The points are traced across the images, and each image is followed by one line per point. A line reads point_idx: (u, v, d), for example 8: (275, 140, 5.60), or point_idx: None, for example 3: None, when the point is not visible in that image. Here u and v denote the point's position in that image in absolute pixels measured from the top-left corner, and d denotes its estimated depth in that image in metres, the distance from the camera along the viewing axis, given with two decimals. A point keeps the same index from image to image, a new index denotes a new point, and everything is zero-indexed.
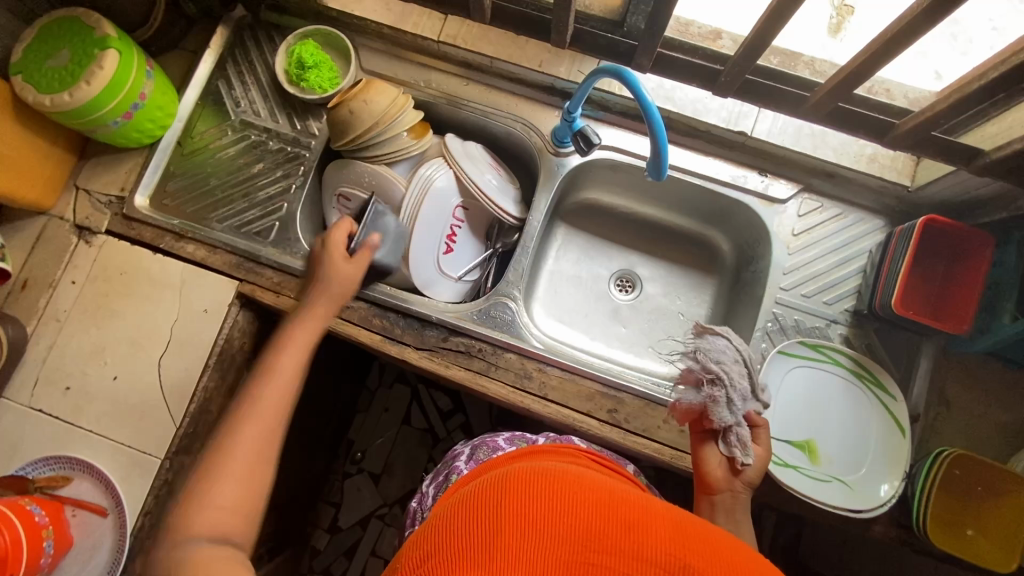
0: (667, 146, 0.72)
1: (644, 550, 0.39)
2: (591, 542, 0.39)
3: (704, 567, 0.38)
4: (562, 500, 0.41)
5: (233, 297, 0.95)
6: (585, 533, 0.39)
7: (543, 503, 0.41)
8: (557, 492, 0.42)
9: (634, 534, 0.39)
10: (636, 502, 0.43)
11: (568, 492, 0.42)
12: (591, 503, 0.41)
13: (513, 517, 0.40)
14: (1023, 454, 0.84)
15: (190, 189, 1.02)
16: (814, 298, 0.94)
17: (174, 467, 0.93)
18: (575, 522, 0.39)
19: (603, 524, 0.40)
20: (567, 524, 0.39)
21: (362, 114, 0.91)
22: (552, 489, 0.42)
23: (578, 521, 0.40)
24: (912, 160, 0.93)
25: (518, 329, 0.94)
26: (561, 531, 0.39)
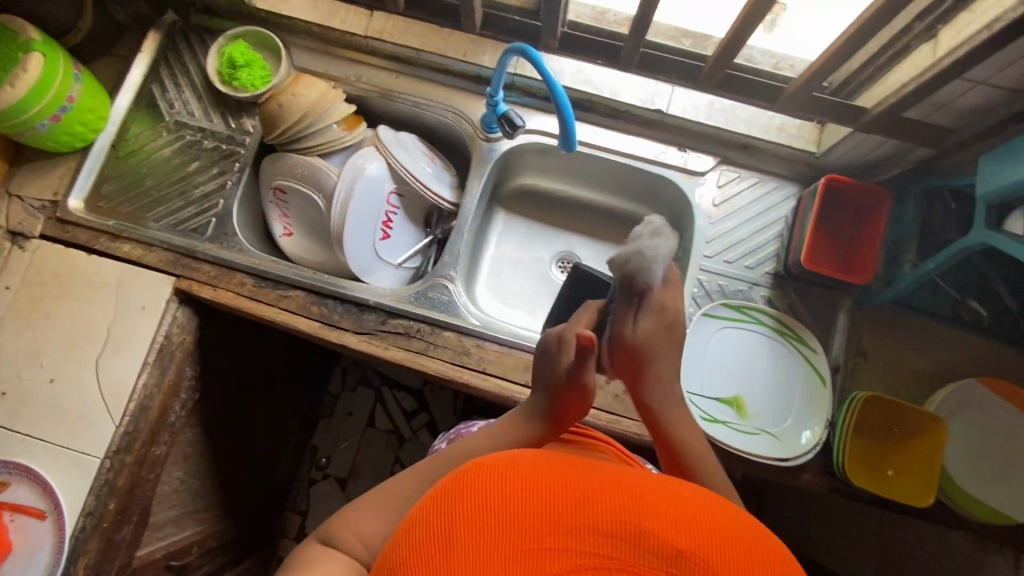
0: (573, 119, 0.76)
1: (599, 523, 0.37)
2: (544, 525, 0.37)
3: (660, 529, 0.37)
4: (514, 490, 0.40)
5: (170, 293, 0.96)
6: (539, 519, 0.37)
7: (494, 497, 0.39)
8: (507, 483, 0.40)
9: (588, 511, 0.38)
10: (592, 480, 0.42)
11: (518, 481, 0.40)
12: (543, 487, 0.40)
13: (465, 520, 0.38)
14: (934, 396, 0.89)
15: (126, 191, 1.03)
16: (736, 263, 0.98)
17: (115, 466, 0.92)
18: (529, 510, 0.38)
19: (556, 506, 0.38)
20: (520, 514, 0.38)
21: (290, 106, 0.94)
22: (502, 480, 0.40)
23: (529, 508, 0.38)
24: (816, 129, 0.99)
25: (455, 308, 0.97)
26: (514, 523, 0.37)
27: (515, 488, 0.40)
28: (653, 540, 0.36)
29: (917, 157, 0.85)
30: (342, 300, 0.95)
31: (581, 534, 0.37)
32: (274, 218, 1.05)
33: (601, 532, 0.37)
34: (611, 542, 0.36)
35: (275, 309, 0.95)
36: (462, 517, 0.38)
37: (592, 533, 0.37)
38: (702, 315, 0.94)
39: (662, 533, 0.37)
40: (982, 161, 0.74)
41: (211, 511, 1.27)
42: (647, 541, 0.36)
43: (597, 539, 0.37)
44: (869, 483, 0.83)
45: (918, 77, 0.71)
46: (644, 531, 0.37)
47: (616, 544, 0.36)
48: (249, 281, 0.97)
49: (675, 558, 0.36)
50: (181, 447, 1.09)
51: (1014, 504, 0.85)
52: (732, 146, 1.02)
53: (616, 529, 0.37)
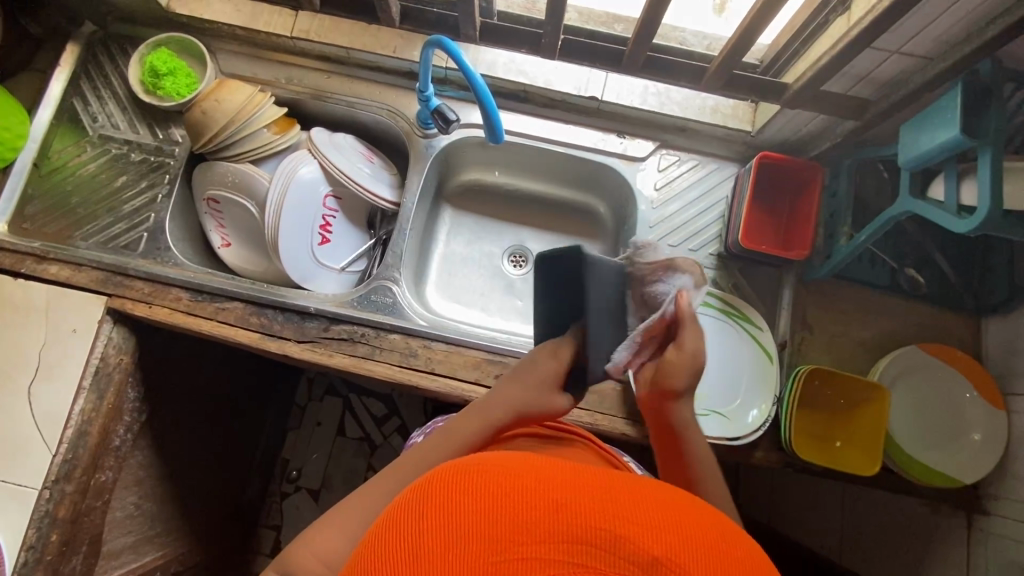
0: (496, 111, 0.78)
1: (571, 530, 0.33)
2: (514, 533, 0.33)
3: (637, 534, 0.33)
4: (482, 495, 0.35)
5: (103, 313, 0.93)
6: (508, 527, 0.33)
7: (460, 503, 0.35)
8: (475, 486, 0.36)
9: (561, 515, 0.34)
10: (569, 476, 0.37)
11: (487, 483, 0.36)
12: (515, 488, 0.35)
13: (432, 531, 0.34)
14: (878, 365, 0.91)
15: (51, 210, 0.99)
16: (680, 246, 0.98)
17: (55, 496, 0.89)
18: (498, 516, 0.34)
19: (527, 509, 0.34)
20: (489, 521, 0.34)
21: (215, 113, 0.92)
22: (472, 485, 0.36)
23: (499, 515, 0.34)
24: (751, 107, 0.99)
25: (400, 310, 0.95)
26: (483, 532, 0.33)
27: (485, 492, 0.35)
28: (630, 547, 0.33)
29: (846, 129, 0.85)
30: (282, 310, 0.93)
31: (554, 542, 0.33)
32: (210, 229, 1.02)
33: (575, 539, 0.33)
34: (585, 550, 0.33)
35: (213, 322, 0.92)
36: (427, 527, 0.34)
37: (566, 541, 0.33)
38: None
39: (639, 539, 0.33)
40: (904, 129, 0.74)
41: (175, 534, 1.24)
42: (623, 548, 0.33)
43: (571, 548, 0.33)
44: (817, 455, 0.84)
45: (832, 50, 0.71)
46: (621, 536, 0.33)
47: (592, 553, 0.32)
48: (185, 296, 0.94)
49: (652, 565, 0.32)
50: (132, 472, 1.06)
51: (958, 466, 0.86)
52: (671, 130, 1.02)
53: (591, 535, 0.33)
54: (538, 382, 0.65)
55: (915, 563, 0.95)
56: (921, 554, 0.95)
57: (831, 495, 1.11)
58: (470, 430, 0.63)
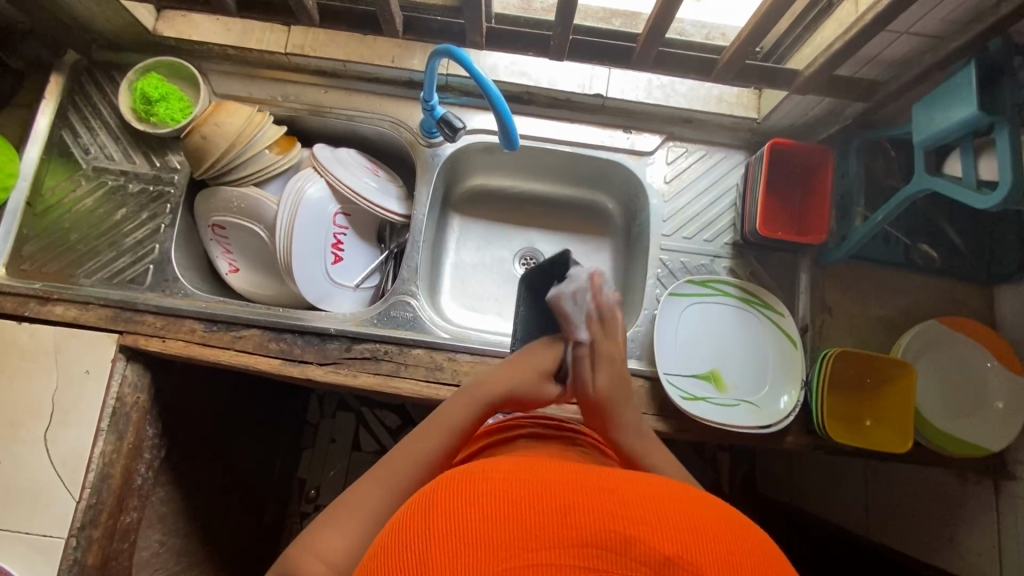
0: (511, 116, 0.76)
1: (577, 534, 0.33)
2: (524, 541, 0.33)
3: (645, 534, 0.34)
4: (489, 504, 0.35)
5: (115, 351, 0.90)
6: (516, 534, 0.33)
7: (468, 512, 0.34)
8: (482, 493, 0.35)
9: (569, 520, 0.34)
10: (575, 479, 0.37)
11: (493, 491, 0.36)
12: (522, 495, 0.35)
13: (441, 540, 0.33)
14: (900, 341, 0.92)
15: (50, 249, 0.96)
16: (695, 238, 0.99)
17: (82, 543, 0.87)
18: (507, 525, 0.33)
19: (536, 515, 0.34)
20: (498, 530, 0.33)
21: (215, 138, 0.89)
22: (478, 492, 0.36)
23: (506, 522, 0.34)
24: (755, 94, 0.99)
25: (420, 323, 0.94)
26: (492, 540, 0.33)
27: (491, 499, 0.35)
28: (638, 547, 0.33)
29: (855, 111, 0.86)
30: (301, 333, 0.91)
31: (563, 547, 0.33)
32: (217, 256, 0.99)
33: (585, 543, 0.33)
34: (595, 553, 0.33)
35: (231, 352, 0.90)
36: (436, 537, 0.34)
37: (576, 544, 0.33)
38: (668, 294, 0.93)
39: (649, 538, 0.33)
40: (917, 109, 0.75)
41: (201, 566, 1.22)
42: (633, 548, 0.33)
43: (580, 552, 0.33)
44: (849, 434, 0.85)
45: (843, 35, 0.71)
46: (632, 538, 0.33)
47: (603, 555, 0.33)
48: (198, 327, 0.91)
49: (663, 564, 0.32)
50: (155, 509, 1.04)
51: (988, 435, 0.88)
52: (676, 122, 1.02)
53: (602, 538, 0.33)
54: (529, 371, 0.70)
55: (947, 532, 0.97)
56: (952, 523, 0.97)
57: (856, 471, 1.12)
58: (460, 413, 0.64)
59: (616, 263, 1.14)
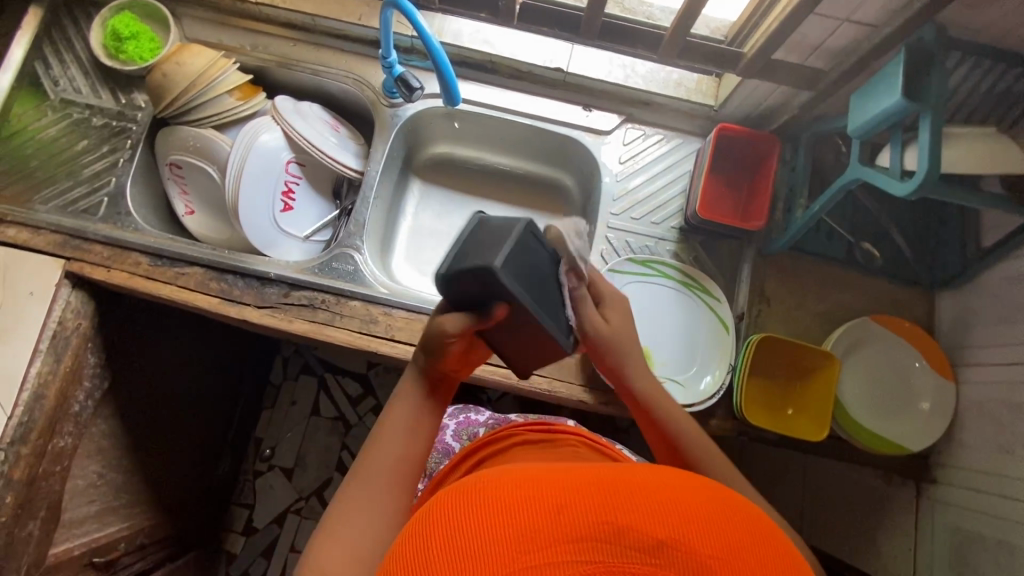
0: (453, 75, 0.77)
1: (573, 531, 0.34)
2: (524, 544, 0.34)
3: (637, 521, 0.35)
4: (488, 514, 0.36)
5: (60, 276, 0.92)
6: (515, 541, 0.34)
7: (466, 524, 0.36)
8: (480, 508, 0.37)
9: (561, 518, 0.35)
10: (570, 482, 0.39)
11: (488, 501, 0.37)
12: (518, 502, 0.37)
13: (444, 556, 0.35)
14: (831, 335, 0.92)
15: (9, 173, 0.98)
16: (643, 219, 1.00)
17: (10, 458, 0.89)
18: (504, 530, 0.35)
19: (531, 517, 0.35)
20: (499, 537, 0.35)
21: (176, 76, 0.91)
22: (474, 507, 0.37)
23: (502, 529, 0.35)
24: (715, 82, 1.00)
25: (361, 277, 0.95)
26: (492, 546, 0.34)
27: (488, 510, 0.36)
28: (630, 534, 0.34)
29: (801, 102, 0.87)
30: (243, 275, 0.93)
31: (562, 543, 0.34)
32: (174, 196, 1.01)
33: (581, 538, 0.34)
34: (591, 546, 0.34)
35: (172, 288, 0.92)
36: (439, 551, 0.35)
37: (573, 540, 0.34)
38: (607, 270, 0.95)
39: (639, 525, 0.35)
40: (853, 99, 0.75)
41: (141, 505, 1.24)
42: (627, 537, 0.34)
43: (576, 546, 0.34)
44: (768, 419, 0.85)
45: (780, 16, 0.72)
46: (624, 527, 0.35)
47: (600, 548, 0.34)
48: (144, 261, 0.93)
49: (656, 547, 0.34)
50: (94, 440, 1.06)
51: (908, 434, 0.88)
52: (635, 104, 1.03)
53: (597, 531, 0.34)
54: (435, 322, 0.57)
55: (867, 532, 0.97)
56: (875, 524, 0.97)
57: (791, 468, 1.14)
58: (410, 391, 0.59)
59: None
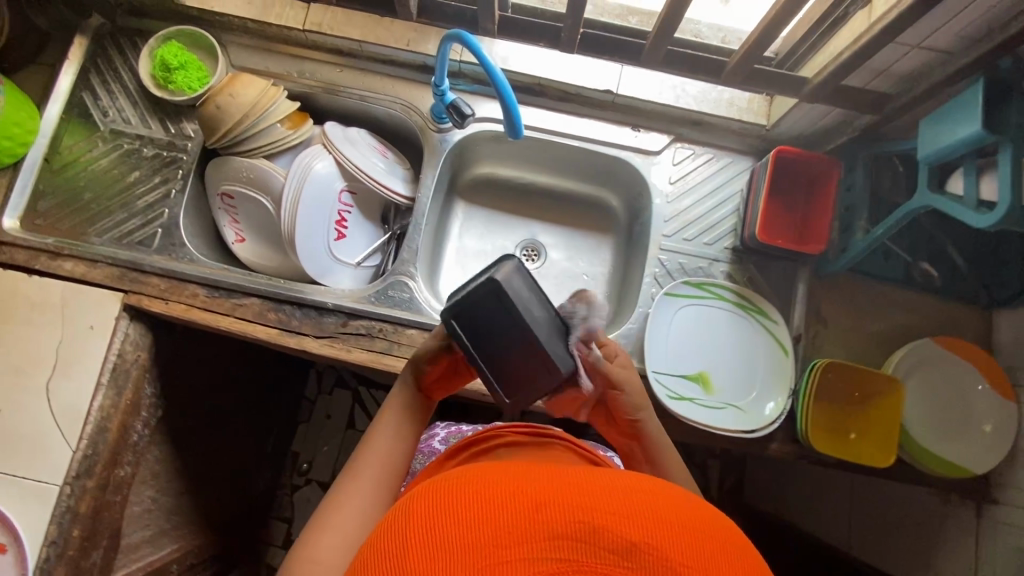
0: (517, 105, 0.75)
1: (549, 529, 0.34)
2: (495, 538, 0.34)
3: (611, 522, 0.34)
4: (465, 509, 0.36)
5: (119, 309, 0.92)
6: (490, 535, 0.34)
7: (444, 518, 0.36)
8: (458, 502, 0.36)
9: (538, 516, 0.35)
10: (553, 480, 0.38)
11: (468, 495, 0.37)
12: (495, 496, 0.36)
13: (416, 546, 0.34)
14: (892, 357, 0.92)
15: (63, 207, 0.98)
16: (695, 240, 0.99)
17: (75, 491, 0.89)
18: (479, 525, 0.34)
19: (508, 514, 0.35)
20: (472, 529, 0.34)
21: (229, 108, 0.91)
22: (453, 500, 0.37)
23: (479, 524, 0.35)
24: (766, 101, 0.99)
25: (417, 305, 0.95)
26: (466, 540, 0.34)
27: (466, 502, 0.36)
28: (607, 536, 0.33)
29: (864, 123, 0.86)
30: (299, 305, 0.93)
31: (535, 540, 0.33)
32: (224, 224, 1.02)
33: (556, 535, 0.34)
34: (565, 544, 0.33)
35: (231, 319, 0.92)
36: (414, 544, 0.35)
37: (547, 537, 0.34)
38: (663, 294, 0.94)
39: (616, 527, 0.34)
40: (922, 125, 0.75)
41: (190, 526, 1.24)
42: (601, 537, 0.33)
43: (551, 544, 0.33)
44: (832, 445, 0.85)
45: (853, 44, 0.71)
46: (599, 527, 0.34)
47: (573, 546, 0.33)
48: (201, 292, 0.94)
49: (630, 550, 0.33)
50: (148, 466, 1.07)
51: (973, 457, 0.87)
52: (685, 124, 1.02)
53: (572, 529, 0.34)
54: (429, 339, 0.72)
55: (925, 552, 0.97)
56: (933, 543, 0.96)
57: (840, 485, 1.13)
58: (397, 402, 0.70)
59: (616, 263, 1.15)
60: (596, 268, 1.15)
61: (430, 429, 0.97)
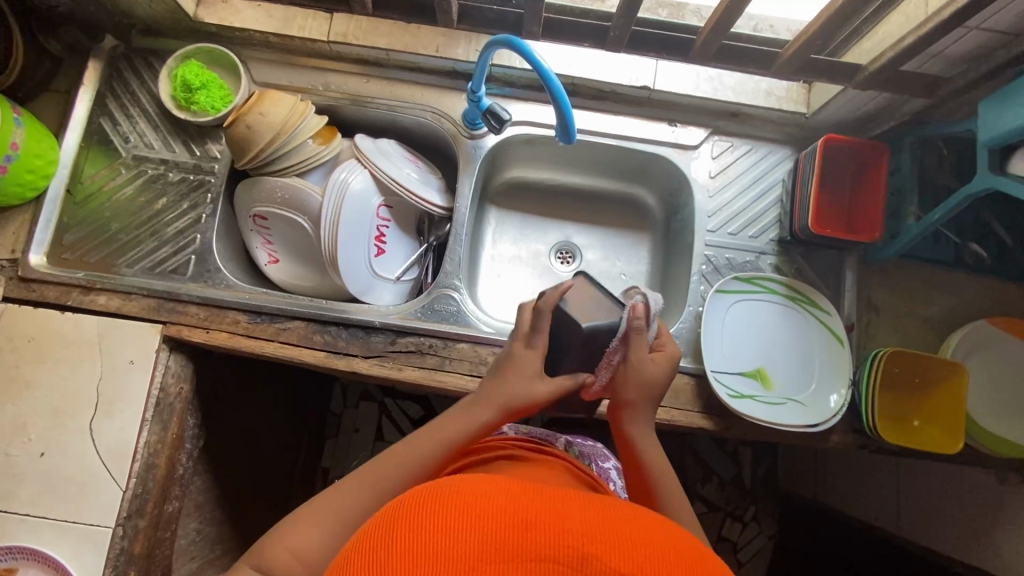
0: (571, 109, 0.73)
1: (537, 550, 0.33)
2: (480, 552, 0.33)
3: (602, 551, 0.33)
4: (454, 518, 0.35)
5: (160, 342, 0.89)
6: (475, 546, 0.33)
7: (433, 522, 0.35)
8: (450, 508, 0.36)
9: (530, 534, 0.34)
10: (547, 501, 0.37)
11: (459, 506, 0.36)
12: (482, 511, 0.35)
13: (401, 550, 0.34)
14: (950, 338, 0.91)
15: (91, 238, 0.95)
16: (740, 234, 0.98)
17: (129, 532, 0.86)
18: (466, 535, 0.34)
19: (497, 528, 0.34)
20: (456, 542, 0.33)
21: (260, 127, 0.88)
22: (443, 506, 0.36)
23: (469, 534, 0.34)
24: (804, 89, 0.98)
25: (464, 317, 0.93)
26: (453, 551, 0.33)
27: (455, 512, 0.35)
28: (597, 565, 0.33)
29: (914, 107, 0.85)
30: (346, 326, 0.90)
31: (522, 560, 0.33)
32: (257, 246, 0.98)
33: (544, 558, 0.33)
34: (554, 568, 0.32)
35: (276, 344, 0.90)
36: (401, 545, 0.34)
37: (535, 559, 0.33)
38: (714, 291, 0.93)
39: (608, 557, 0.33)
40: (982, 105, 0.74)
41: (233, 554, 1.22)
42: (590, 564, 0.33)
43: (537, 565, 0.32)
44: (897, 434, 0.84)
45: (915, 31, 0.70)
46: (590, 554, 0.33)
47: (559, 571, 0.32)
48: (243, 318, 0.91)
49: None
50: (192, 498, 1.04)
51: None
52: (722, 116, 1.01)
53: (561, 553, 0.33)
54: (529, 381, 0.66)
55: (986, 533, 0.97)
56: (994, 523, 0.96)
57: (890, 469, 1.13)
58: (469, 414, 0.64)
59: (654, 260, 1.13)
60: (633, 266, 1.13)
61: None
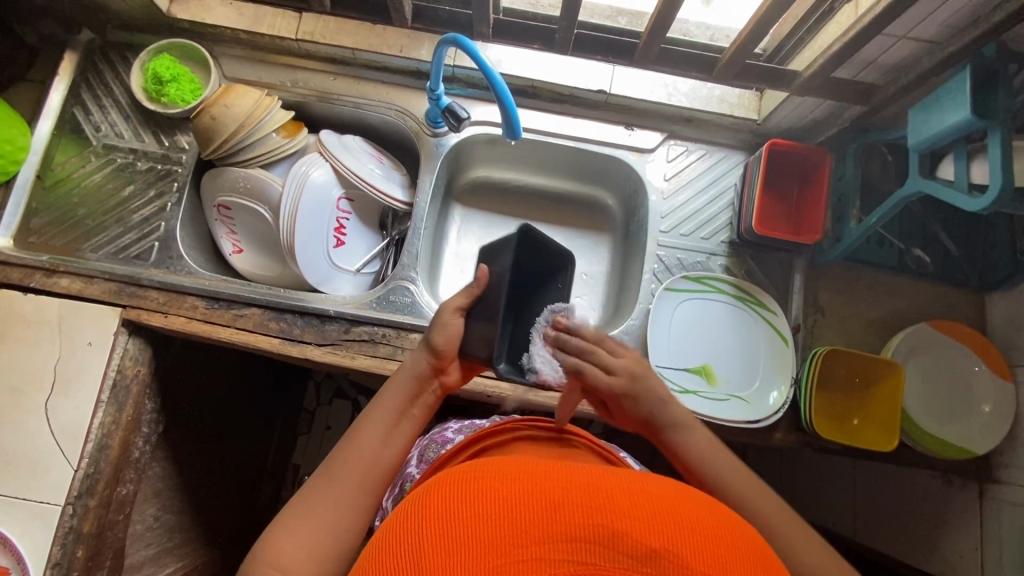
0: (515, 107, 0.76)
1: (570, 531, 0.33)
2: (511, 534, 0.33)
3: (633, 527, 0.33)
4: (482, 503, 0.35)
5: (119, 325, 0.91)
6: (508, 531, 0.33)
7: (458, 510, 0.35)
8: (477, 494, 0.36)
9: (560, 514, 0.34)
10: (570, 480, 0.37)
11: (486, 490, 0.36)
12: (507, 494, 0.35)
13: (431, 540, 0.33)
14: (890, 341, 0.93)
15: (58, 223, 0.97)
16: (692, 235, 1.00)
17: (78, 511, 0.87)
18: (495, 522, 0.33)
19: (525, 513, 0.34)
20: (487, 526, 0.33)
21: (224, 118, 0.90)
22: (467, 492, 0.36)
23: (496, 518, 0.34)
24: (756, 96, 1.01)
25: (419, 309, 0.96)
26: (483, 535, 0.33)
27: (481, 496, 0.35)
28: (627, 541, 0.33)
29: (853, 114, 0.87)
30: (301, 314, 0.92)
31: (553, 541, 0.33)
32: (221, 236, 1.01)
33: (575, 537, 0.33)
34: (584, 547, 0.33)
35: (232, 330, 0.92)
36: (428, 534, 0.34)
37: (565, 539, 0.33)
38: (662, 290, 0.95)
39: (638, 532, 0.33)
40: (913, 113, 0.76)
41: (195, 544, 1.22)
42: (620, 542, 0.33)
43: (568, 546, 0.33)
44: (835, 432, 0.86)
45: (843, 37, 0.74)
46: (620, 532, 0.33)
47: (594, 550, 0.32)
48: (200, 304, 0.93)
49: (649, 557, 0.32)
50: (150, 484, 1.05)
51: (972, 437, 0.88)
52: (678, 121, 1.04)
53: (591, 533, 0.33)
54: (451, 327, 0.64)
55: (933, 537, 0.97)
56: (941, 527, 0.97)
57: (845, 474, 1.13)
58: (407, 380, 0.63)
59: (614, 260, 1.15)
60: (595, 266, 1.15)
61: (445, 425, 0.95)
